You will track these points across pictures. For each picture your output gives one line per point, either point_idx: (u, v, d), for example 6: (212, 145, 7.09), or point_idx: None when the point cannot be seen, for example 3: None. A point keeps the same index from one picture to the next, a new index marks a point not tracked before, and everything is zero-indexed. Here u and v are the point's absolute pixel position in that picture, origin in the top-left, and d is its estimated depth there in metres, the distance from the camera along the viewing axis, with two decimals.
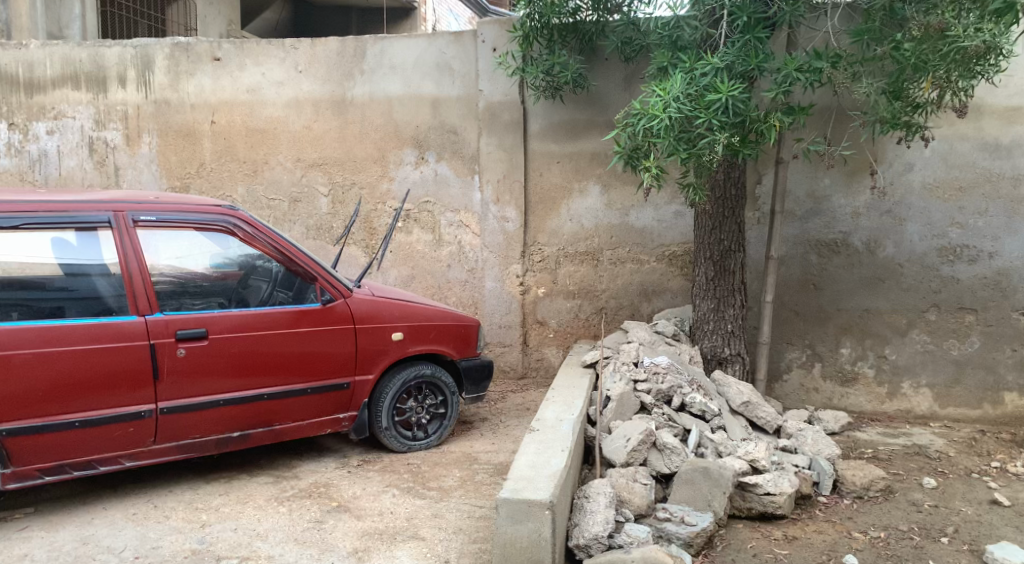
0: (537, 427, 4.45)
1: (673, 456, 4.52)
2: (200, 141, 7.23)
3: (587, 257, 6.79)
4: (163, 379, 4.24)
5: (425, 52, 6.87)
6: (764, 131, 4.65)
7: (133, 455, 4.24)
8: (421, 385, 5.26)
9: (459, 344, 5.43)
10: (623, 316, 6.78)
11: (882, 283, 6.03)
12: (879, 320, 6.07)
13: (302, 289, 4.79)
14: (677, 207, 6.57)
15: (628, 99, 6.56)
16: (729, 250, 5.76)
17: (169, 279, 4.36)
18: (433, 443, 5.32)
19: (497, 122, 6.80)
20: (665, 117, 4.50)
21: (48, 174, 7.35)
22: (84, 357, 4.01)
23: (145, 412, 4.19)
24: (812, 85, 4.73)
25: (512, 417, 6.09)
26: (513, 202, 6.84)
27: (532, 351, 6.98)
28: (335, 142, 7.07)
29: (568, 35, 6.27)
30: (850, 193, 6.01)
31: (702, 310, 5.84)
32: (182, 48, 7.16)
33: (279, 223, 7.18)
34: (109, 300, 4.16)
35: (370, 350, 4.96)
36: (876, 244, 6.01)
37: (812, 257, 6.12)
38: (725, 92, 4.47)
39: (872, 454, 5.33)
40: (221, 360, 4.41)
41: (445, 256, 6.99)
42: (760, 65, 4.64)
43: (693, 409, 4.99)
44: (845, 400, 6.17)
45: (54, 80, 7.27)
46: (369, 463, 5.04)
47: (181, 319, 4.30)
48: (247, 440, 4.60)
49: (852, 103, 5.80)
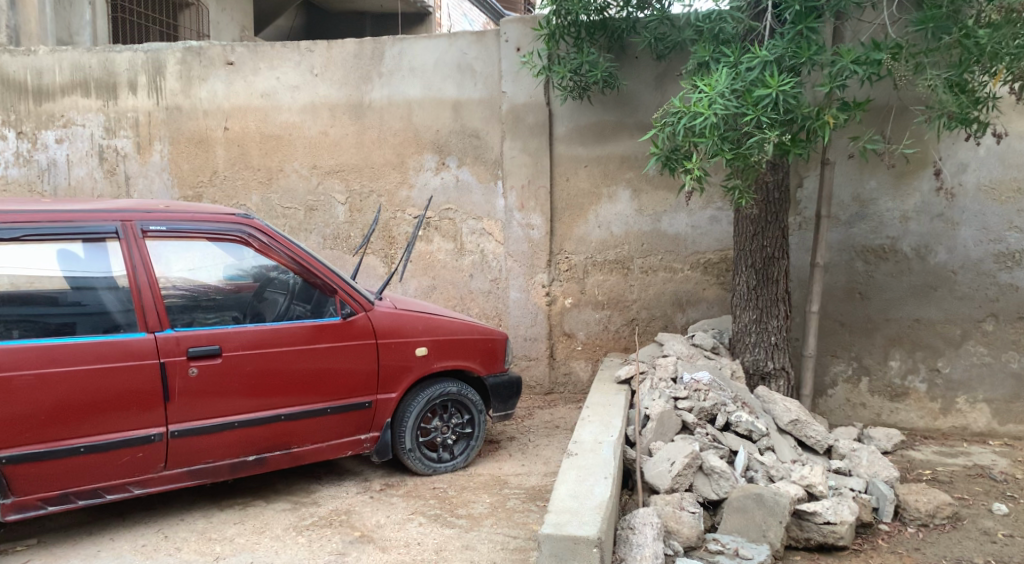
0: (574, 451, 4.12)
1: (721, 481, 4.20)
2: (212, 148, 6.97)
3: (617, 265, 6.47)
4: (174, 400, 3.95)
5: (445, 53, 6.58)
6: (815, 128, 4.33)
7: (142, 482, 3.94)
8: (447, 403, 4.93)
9: (486, 359, 5.11)
10: (656, 328, 6.44)
11: (933, 291, 5.67)
12: (931, 331, 5.70)
13: (321, 302, 4.49)
14: (712, 212, 6.24)
15: (660, 100, 6.25)
16: (772, 258, 5.41)
17: (180, 292, 4.07)
18: (460, 465, 5.00)
19: (522, 125, 6.50)
20: (711, 114, 4.19)
21: (57, 185, 7.12)
22: (89, 379, 3.72)
23: (154, 435, 3.91)
24: (870, 78, 4.40)
25: (541, 436, 5.76)
26: (538, 208, 6.53)
27: (559, 364, 6.65)
28: (352, 147, 6.79)
29: (597, 32, 5.95)
30: (898, 196, 5.67)
31: (743, 322, 5.51)
32: (194, 52, 6.92)
33: (295, 233, 6.91)
34: (117, 316, 3.88)
35: (393, 367, 4.66)
36: (927, 250, 5.65)
37: (858, 264, 5.76)
38: (774, 86, 4.16)
39: (931, 475, 4.98)
40: (235, 378, 4.12)
41: (467, 265, 6.69)
42: (812, 57, 4.32)
43: (739, 428, 4.67)
44: (895, 417, 5.80)
45: (63, 87, 7.05)
46: (392, 487, 4.72)
47: (193, 336, 4.02)
48: (264, 463, 4.30)
49: (901, 99, 5.49)
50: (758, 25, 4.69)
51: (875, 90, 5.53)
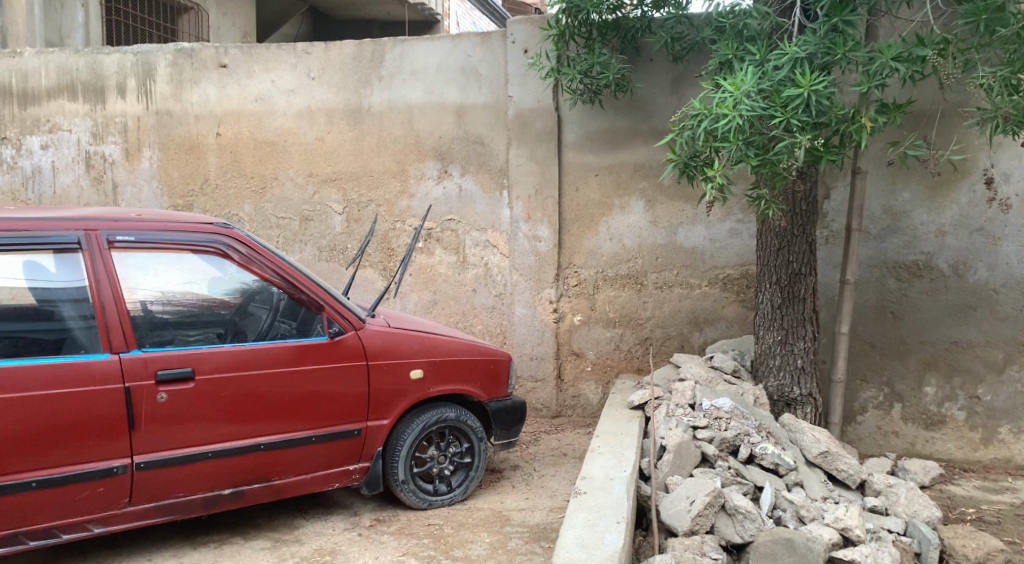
0: (583, 489, 3.72)
1: (746, 523, 3.76)
2: (204, 155, 6.63)
3: (630, 280, 6.07)
4: (140, 428, 3.55)
5: (449, 56, 6.22)
6: (850, 133, 3.91)
7: (103, 520, 3.54)
8: (444, 430, 4.51)
9: (488, 382, 4.70)
10: (671, 348, 6.03)
11: (973, 311, 5.24)
12: (970, 354, 5.26)
13: (307, 320, 4.10)
14: (732, 224, 5.84)
15: (676, 105, 5.87)
16: (799, 274, 4.99)
17: (161, 310, 3.70)
18: (458, 498, 4.59)
19: (529, 132, 6.13)
20: (736, 115, 3.79)
21: (41, 193, 6.79)
22: (43, 406, 3.32)
23: (118, 468, 3.51)
24: (914, 78, 3.98)
25: (547, 464, 5.35)
26: (546, 219, 6.14)
27: (567, 387, 6.25)
28: (350, 154, 6.43)
29: (609, 32, 5.59)
30: (933, 208, 5.26)
31: (767, 343, 5.09)
32: (185, 54, 6.59)
33: (289, 244, 6.54)
34: (78, 332, 3.49)
35: (386, 391, 4.25)
36: (965, 267, 5.23)
37: (890, 281, 5.35)
38: (806, 85, 3.77)
39: (976, 515, 4.54)
40: (210, 404, 3.72)
41: (470, 280, 6.30)
42: (847, 54, 3.91)
43: (764, 462, 4.26)
44: (931, 447, 5.37)
45: (49, 90, 6.74)
46: (383, 523, 4.33)
47: (163, 357, 3.62)
48: (241, 497, 3.90)
49: (943, 101, 5.07)
50: (785, 22, 4.33)
51: (915, 92, 5.13)
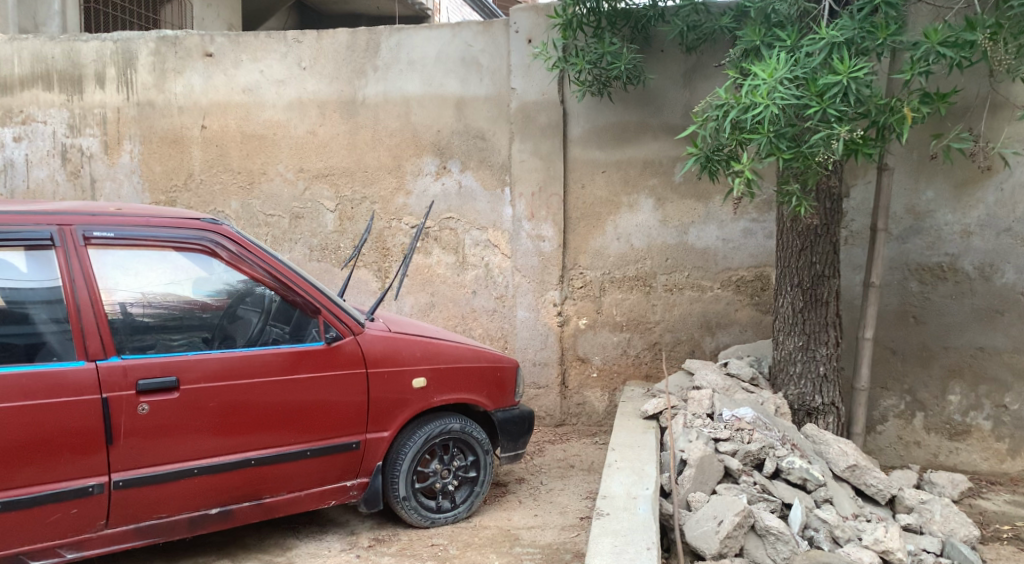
0: (606, 510, 3.45)
1: (779, 545, 3.48)
2: (188, 149, 6.27)
3: (638, 282, 5.79)
4: (118, 443, 3.21)
5: (448, 46, 5.92)
6: (890, 125, 3.66)
7: (78, 545, 3.19)
8: (448, 443, 4.19)
9: (493, 391, 4.39)
10: (682, 354, 5.75)
11: (1000, 316, 5.00)
12: (997, 361, 5.02)
13: (301, 324, 3.77)
14: (747, 223, 5.57)
15: (688, 98, 5.59)
16: (822, 276, 4.72)
17: (141, 312, 3.37)
18: (462, 515, 4.28)
19: (533, 125, 5.83)
20: (771, 104, 3.51)
21: (14, 187, 6.41)
22: (10, 419, 2.97)
23: (94, 487, 3.17)
24: (962, 64, 3.74)
25: (554, 477, 5.05)
26: (550, 218, 5.84)
27: (572, 394, 5.95)
28: (343, 149, 6.10)
29: (619, 21, 5.36)
30: (959, 208, 5.02)
31: (788, 349, 4.82)
32: (169, 42, 6.24)
33: (278, 243, 6.20)
34: (50, 338, 3.14)
35: (386, 400, 3.93)
36: (992, 270, 4.99)
37: (912, 284, 5.10)
38: (844, 72, 3.51)
39: (1012, 533, 4.31)
40: (195, 416, 3.39)
41: (469, 281, 5.99)
42: (888, 38, 3.71)
43: (791, 476, 3.97)
44: (954, 458, 5.13)
45: (23, 79, 6.36)
46: (382, 543, 4.01)
47: (144, 365, 3.28)
48: (229, 517, 3.57)
49: (982, 93, 4.85)
50: (815, 6, 4.07)
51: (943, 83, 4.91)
